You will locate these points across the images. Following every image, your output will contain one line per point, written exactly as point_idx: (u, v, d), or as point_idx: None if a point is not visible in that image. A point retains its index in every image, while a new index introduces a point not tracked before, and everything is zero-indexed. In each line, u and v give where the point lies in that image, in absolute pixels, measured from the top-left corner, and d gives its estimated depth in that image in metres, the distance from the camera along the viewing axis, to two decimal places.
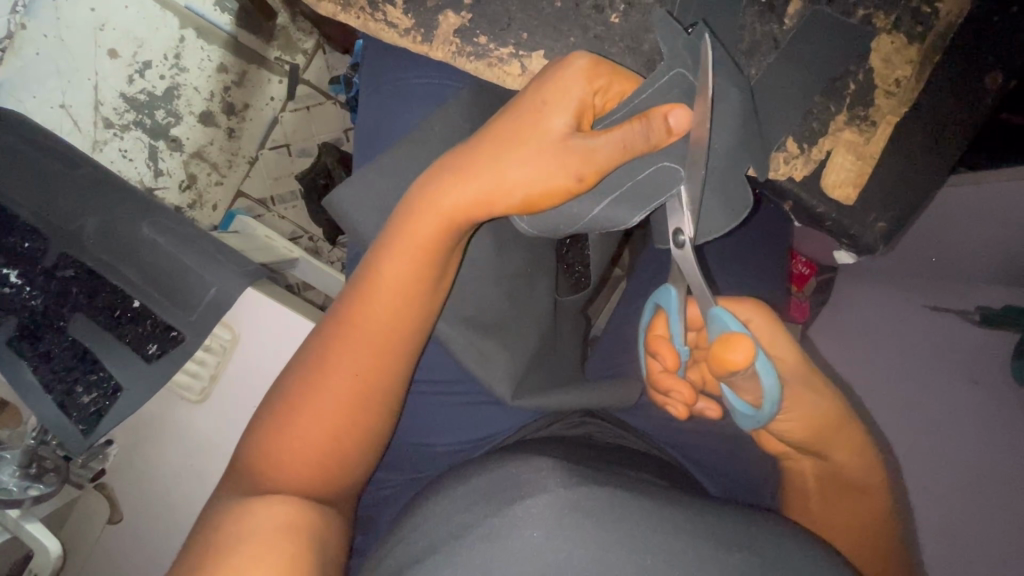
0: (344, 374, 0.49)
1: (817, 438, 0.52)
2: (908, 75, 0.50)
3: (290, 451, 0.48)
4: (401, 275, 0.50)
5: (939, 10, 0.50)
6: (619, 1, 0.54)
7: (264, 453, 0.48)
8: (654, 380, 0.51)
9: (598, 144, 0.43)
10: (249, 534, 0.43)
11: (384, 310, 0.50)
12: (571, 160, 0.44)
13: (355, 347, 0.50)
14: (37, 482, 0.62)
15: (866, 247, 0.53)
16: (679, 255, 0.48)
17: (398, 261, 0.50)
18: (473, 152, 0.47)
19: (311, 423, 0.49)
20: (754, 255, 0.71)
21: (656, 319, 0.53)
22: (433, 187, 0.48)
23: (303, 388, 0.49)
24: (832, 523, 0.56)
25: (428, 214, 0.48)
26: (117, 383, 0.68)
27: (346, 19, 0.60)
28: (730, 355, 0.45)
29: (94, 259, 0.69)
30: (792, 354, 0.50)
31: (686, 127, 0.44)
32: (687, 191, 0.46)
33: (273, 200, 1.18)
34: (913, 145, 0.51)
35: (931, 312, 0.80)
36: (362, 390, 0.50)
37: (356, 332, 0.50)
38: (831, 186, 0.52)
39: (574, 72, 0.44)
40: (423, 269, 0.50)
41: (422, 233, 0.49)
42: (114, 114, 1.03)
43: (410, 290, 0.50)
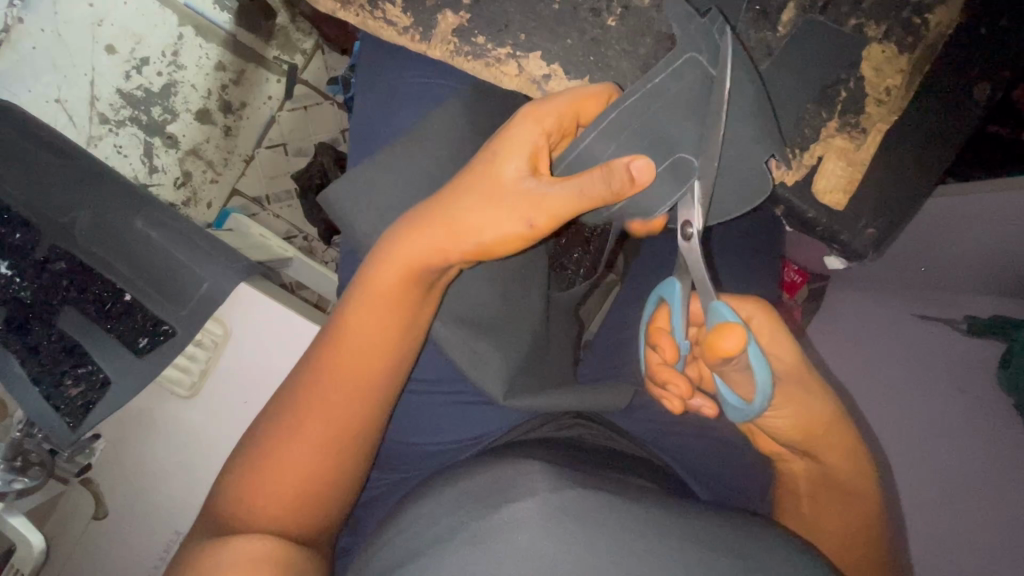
0: (307, 422, 0.48)
1: (811, 439, 0.53)
2: (899, 84, 0.51)
3: (264, 495, 0.47)
4: (365, 322, 0.49)
5: (929, 21, 0.51)
6: (616, 5, 0.55)
7: (242, 492, 0.47)
8: (653, 372, 0.52)
9: (554, 191, 0.44)
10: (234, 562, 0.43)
11: (348, 357, 0.49)
12: (525, 206, 0.44)
13: (317, 396, 0.48)
14: (22, 475, 0.61)
15: (856, 253, 0.54)
16: (684, 247, 0.48)
17: (358, 311, 0.49)
18: (432, 204, 0.48)
19: (278, 472, 0.47)
20: (748, 259, 0.71)
21: (660, 311, 0.54)
22: (394, 240, 0.49)
23: (273, 435, 0.48)
24: (819, 527, 0.56)
25: (386, 262, 0.48)
26: (106, 376, 0.68)
27: (345, 16, 0.61)
28: (721, 343, 0.46)
29: (86, 252, 0.68)
30: (791, 350, 0.52)
31: (647, 178, 0.45)
32: (699, 186, 0.47)
33: (268, 199, 1.18)
34: (901, 154, 0.52)
35: (919, 320, 0.81)
36: (325, 438, 0.48)
37: (320, 377, 0.49)
38: (821, 191, 0.52)
39: (526, 120, 0.46)
40: (388, 316, 0.49)
41: (383, 280, 0.48)
42: (110, 110, 1.03)
43: (375, 336, 0.49)
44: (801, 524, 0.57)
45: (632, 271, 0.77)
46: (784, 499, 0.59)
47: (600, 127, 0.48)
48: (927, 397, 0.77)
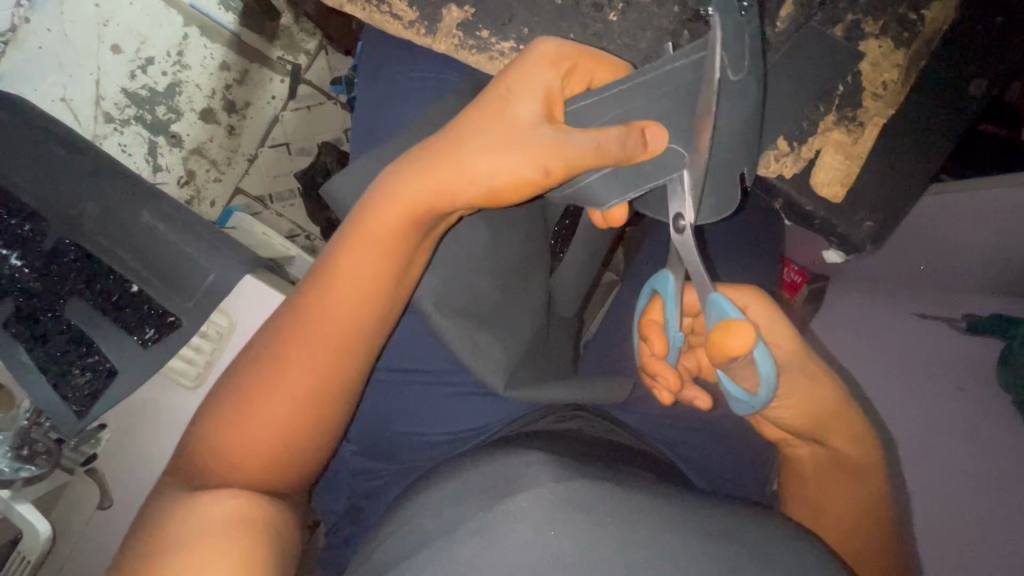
0: (301, 367, 0.48)
1: (814, 426, 0.54)
2: (895, 78, 0.52)
3: (251, 437, 0.47)
4: (362, 269, 0.48)
5: (925, 17, 0.52)
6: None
7: (223, 440, 0.48)
8: (644, 364, 0.53)
9: (571, 139, 0.43)
10: (200, 533, 0.43)
11: (341, 301, 0.48)
12: (539, 151, 0.43)
13: (309, 341, 0.48)
14: (28, 464, 0.63)
15: (853, 246, 0.55)
16: (677, 240, 0.49)
17: (355, 254, 0.48)
18: (441, 141, 0.46)
19: (267, 416, 0.47)
20: (748, 254, 0.72)
21: (653, 304, 0.53)
22: (398, 178, 0.47)
23: (260, 380, 0.48)
24: (825, 513, 0.57)
25: (387, 205, 0.47)
26: (112, 366, 0.69)
27: (352, 10, 0.63)
28: (729, 340, 0.46)
29: (94, 244, 0.70)
30: (792, 340, 0.52)
31: (660, 147, 0.46)
32: (688, 177, 0.47)
33: (271, 198, 1.19)
34: (899, 147, 0.53)
35: (919, 319, 0.81)
36: (313, 386, 0.48)
37: (313, 322, 0.48)
38: (819, 184, 0.53)
39: (541, 60, 0.45)
40: (381, 264, 0.49)
41: (382, 225, 0.47)
42: (115, 109, 1.04)
43: (369, 284, 0.49)
44: (806, 509, 0.58)
45: (632, 267, 0.77)
46: (792, 495, 0.59)
47: (605, 94, 0.47)
48: (928, 394, 0.78)
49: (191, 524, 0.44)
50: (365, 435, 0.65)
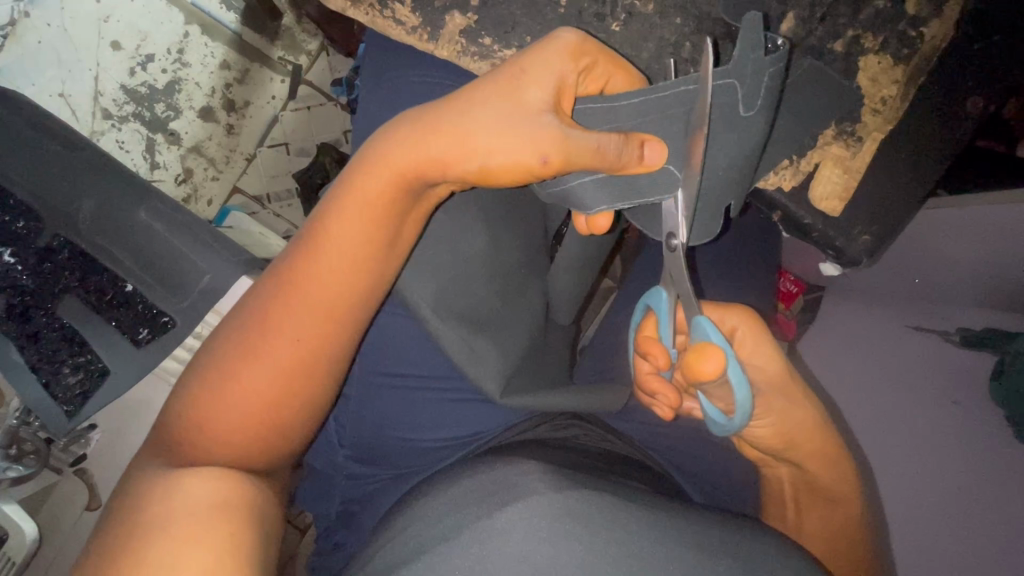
0: (287, 336, 0.48)
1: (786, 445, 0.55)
2: (894, 94, 0.52)
3: (233, 407, 0.47)
4: (349, 238, 0.48)
5: (924, 34, 0.52)
6: (620, 10, 0.56)
7: (202, 411, 0.48)
8: (642, 381, 0.53)
9: (572, 135, 0.42)
10: (180, 511, 0.42)
11: (328, 271, 0.48)
12: (540, 138, 0.42)
13: (294, 309, 0.48)
14: (16, 463, 0.64)
15: (850, 259, 0.55)
16: (669, 256, 0.49)
17: (342, 222, 0.48)
18: (437, 110, 0.45)
19: (249, 386, 0.47)
20: (744, 265, 0.72)
21: (647, 320, 0.55)
22: (388, 142, 0.46)
23: (244, 347, 0.48)
24: (803, 527, 0.59)
25: (376, 173, 0.46)
26: (104, 365, 0.68)
27: (354, 14, 0.63)
28: (703, 366, 0.46)
29: (88, 242, 0.69)
30: (774, 360, 0.54)
31: (658, 163, 0.46)
32: (682, 197, 0.47)
33: (269, 197, 1.18)
34: (897, 164, 0.53)
35: (912, 331, 0.82)
36: (297, 356, 0.48)
37: (298, 291, 0.48)
38: (818, 198, 0.54)
39: (559, 45, 0.44)
40: (367, 234, 0.48)
41: (369, 192, 0.47)
42: (114, 106, 1.04)
43: (355, 254, 0.49)
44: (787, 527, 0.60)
45: (629, 275, 0.77)
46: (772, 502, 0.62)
47: (617, 103, 0.47)
48: (923, 409, 0.78)
49: (176, 500, 0.43)
50: (359, 442, 0.63)
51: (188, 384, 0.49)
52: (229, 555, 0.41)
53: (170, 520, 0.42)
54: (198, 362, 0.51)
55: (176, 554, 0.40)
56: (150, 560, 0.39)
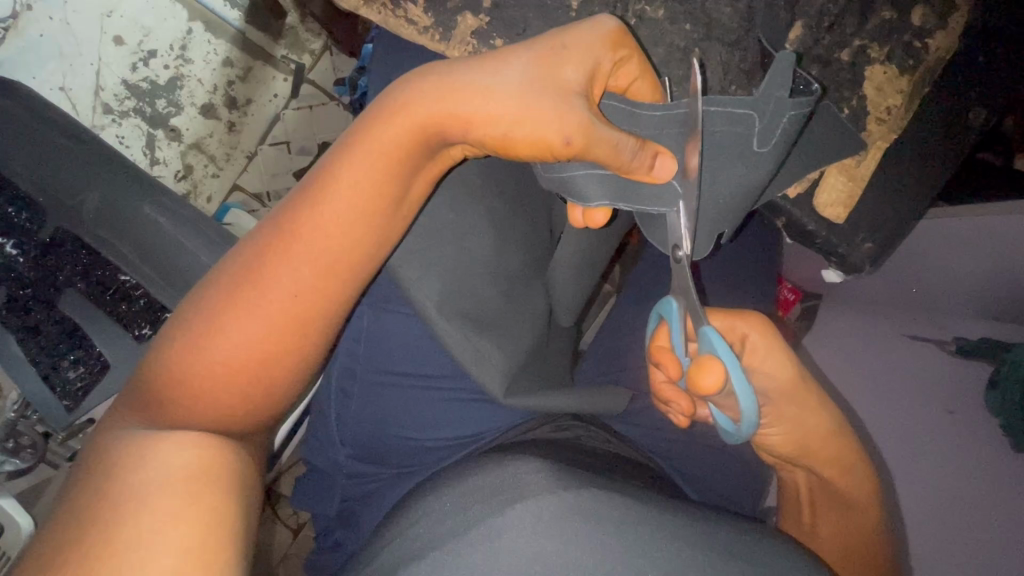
0: (284, 289, 0.45)
1: (803, 445, 0.56)
2: (899, 103, 0.53)
3: (219, 363, 0.44)
4: (358, 190, 0.45)
5: (929, 45, 0.52)
6: (631, 15, 0.56)
7: (184, 366, 0.44)
8: (656, 389, 0.54)
9: (597, 125, 0.43)
10: (158, 483, 0.39)
11: (333, 219, 0.45)
12: (569, 117, 0.42)
13: (294, 261, 0.45)
14: (13, 457, 0.65)
15: (853, 266, 0.56)
16: (675, 267, 0.49)
17: (355, 166, 0.45)
18: (467, 65, 0.44)
19: (239, 340, 0.44)
20: (745, 271, 0.73)
21: (660, 329, 0.54)
22: (411, 90, 0.44)
23: (235, 298, 0.44)
24: (817, 532, 0.59)
25: (400, 121, 0.44)
26: (105, 360, 0.68)
27: (367, 13, 0.63)
28: (702, 379, 0.47)
29: (92, 235, 0.69)
30: (785, 368, 0.54)
31: (664, 178, 0.47)
32: (686, 210, 0.47)
33: (268, 196, 1.15)
34: (901, 173, 0.54)
35: (909, 340, 0.82)
36: (293, 313, 0.45)
37: (299, 240, 0.45)
38: (822, 205, 0.54)
39: (601, 30, 0.44)
40: (378, 183, 0.46)
41: (386, 143, 0.45)
42: (115, 100, 1.07)
43: (362, 208, 0.46)
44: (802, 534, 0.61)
45: (630, 280, 0.78)
46: (789, 507, 0.62)
47: (639, 109, 0.47)
48: (919, 416, 0.79)
49: (147, 471, 0.39)
50: (362, 441, 0.64)
51: (166, 340, 0.46)
52: (213, 526, 0.38)
53: (142, 495, 0.38)
54: (176, 317, 0.47)
55: (160, 528, 0.37)
56: (129, 533, 0.37)
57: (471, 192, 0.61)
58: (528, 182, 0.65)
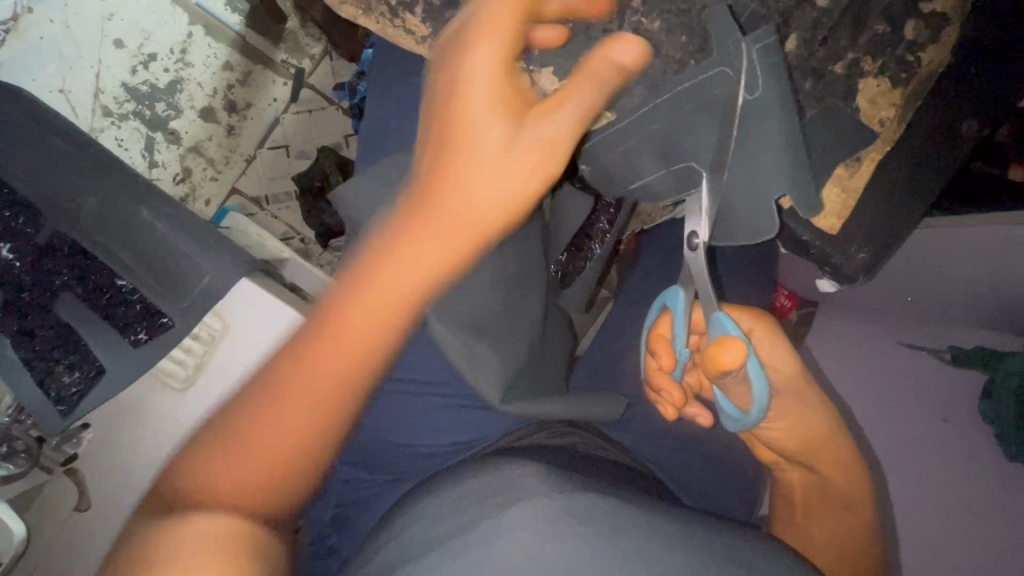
0: (306, 403, 0.42)
1: (803, 445, 0.56)
2: (891, 117, 0.53)
3: (238, 471, 0.43)
4: (387, 294, 0.42)
5: (921, 59, 0.53)
6: (627, 26, 0.54)
7: (204, 471, 0.44)
8: (650, 377, 0.54)
9: (561, 106, 0.43)
10: (184, 551, 0.41)
11: (362, 330, 0.42)
12: (535, 159, 0.43)
13: (319, 372, 0.42)
14: (6, 463, 0.64)
15: (848, 276, 0.56)
16: (691, 257, 0.51)
17: (395, 269, 0.42)
18: (456, 147, 0.43)
19: (258, 450, 0.42)
20: (742, 279, 0.73)
21: (661, 319, 0.55)
22: (430, 195, 0.43)
23: (256, 411, 0.43)
24: (813, 537, 0.58)
25: (422, 231, 0.42)
26: (101, 364, 0.68)
27: (364, 22, 0.61)
28: (722, 356, 0.47)
29: (88, 239, 0.69)
30: (789, 364, 0.56)
31: (637, 58, 0.46)
32: (709, 187, 0.50)
33: (268, 200, 1.16)
34: (895, 183, 0.54)
35: (906, 350, 0.82)
36: (318, 424, 0.43)
37: (325, 350, 0.42)
38: (818, 215, 0.54)
39: (477, 21, 0.43)
40: (397, 294, 0.42)
41: (422, 249, 0.43)
42: (114, 103, 1.08)
43: (395, 307, 0.42)
44: (795, 537, 0.60)
45: (627, 287, 0.78)
46: (783, 510, 0.62)
47: (662, 98, 0.52)
48: (914, 424, 0.79)
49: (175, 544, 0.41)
50: (359, 446, 0.64)
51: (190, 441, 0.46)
52: None
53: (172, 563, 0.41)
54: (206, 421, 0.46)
55: None
56: None
57: None
58: None
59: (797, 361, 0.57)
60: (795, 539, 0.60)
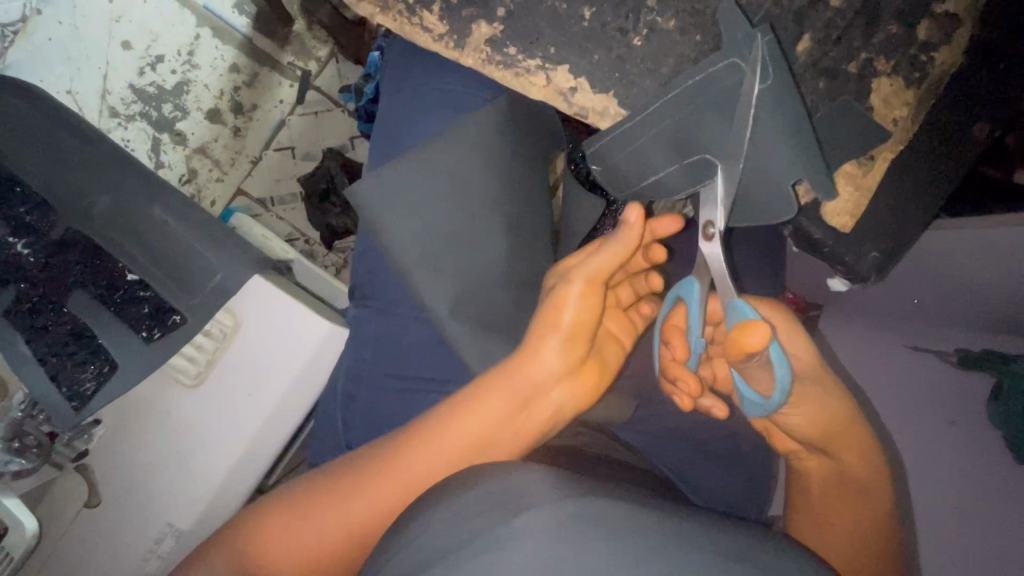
0: (367, 499, 0.51)
1: (826, 439, 0.57)
2: (904, 116, 0.53)
3: (288, 540, 0.52)
4: (475, 424, 0.51)
5: (935, 59, 0.53)
6: (642, 25, 0.55)
7: (267, 529, 0.53)
8: (665, 368, 0.54)
9: (597, 258, 0.51)
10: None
11: (444, 451, 0.51)
12: (562, 352, 0.51)
13: (398, 475, 0.51)
14: (18, 457, 0.65)
15: (860, 275, 0.57)
16: (706, 248, 0.52)
17: (464, 431, 0.51)
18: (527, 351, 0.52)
19: (314, 525, 0.52)
20: (753, 279, 0.73)
21: (676, 310, 0.55)
22: (480, 417, 0.51)
23: (338, 488, 0.53)
24: (832, 525, 0.60)
25: (453, 442, 0.51)
26: (113, 360, 0.68)
27: (383, 20, 0.61)
28: (747, 339, 0.46)
29: (101, 236, 0.69)
30: (806, 348, 0.54)
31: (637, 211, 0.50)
32: (723, 181, 0.51)
33: (273, 201, 1.16)
34: (907, 181, 0.55)
35: (910, 351, 0.82)
36: (366, 518, 0.51)
37: (409, 460, 0.52)
38: (830, 214, 0.55)
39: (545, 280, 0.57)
40: (459, 461, 0.51)
41: (508, 388, 0.51)
42: (120, 104, 1.08)
43: (472, 434, 0.51)
44: (811, 527, 0.61)
45: None
46: (797, 501, 0.63)
47: (674, 88, 0.53)
48: (923, 423, 0.79)
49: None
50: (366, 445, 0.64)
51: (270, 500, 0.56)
52: None
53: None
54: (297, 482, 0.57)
55: None
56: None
57: (480, 195, 0.60)
58: (537, 189, 0.64)
59: (815, 349, 0.55)
60: (814, 531, 0.61)
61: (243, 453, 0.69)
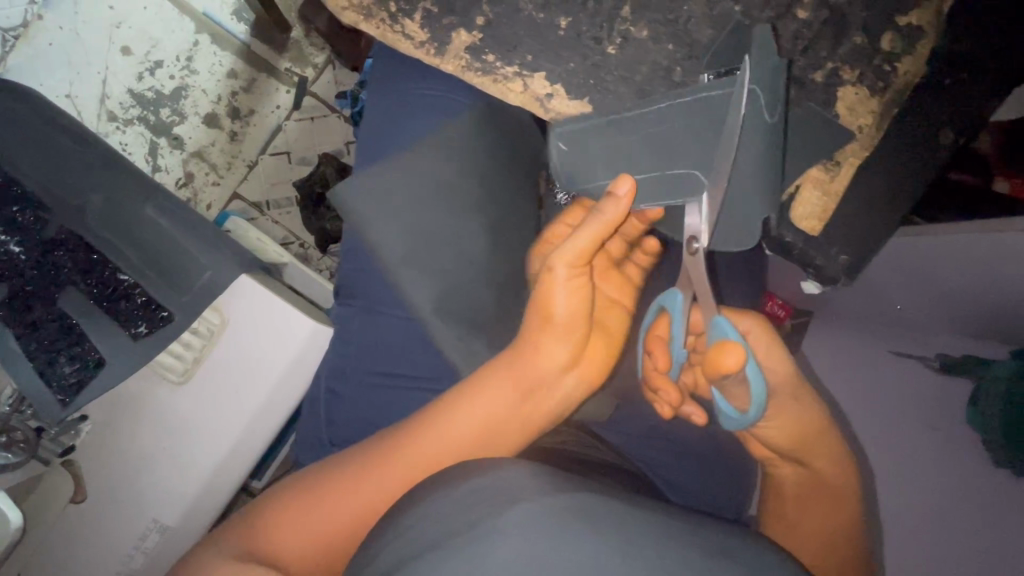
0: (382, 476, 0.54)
1: (797, 445, 0.58)
2: (870, 123, 0.56)
3: (299, 523, 0.53)
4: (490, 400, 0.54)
5: (897, 69, 0.56)
6: (616, 34, 0.58)
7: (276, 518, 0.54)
8: (647, 377, 0.55)
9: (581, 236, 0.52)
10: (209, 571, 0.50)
11: (459, 427, 0.54)
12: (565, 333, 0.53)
13: (410, 453, 0.54)
14: (5, 451, 0.65)
15: (830, 277, 0.58)
16: (689, 260, 0.51)
17: (474, 407, 0.54)
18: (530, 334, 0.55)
19: (328, 507, 0.53)
20: (732, 283, 0.75)
21: (660, 320, 0.56)
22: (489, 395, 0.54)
23: (347, 471, 0.55)
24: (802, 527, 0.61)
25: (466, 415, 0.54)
26: (101, 357, 0.69)
27: (367, 28, 0.63)
28: (722, 359, 0.47)
29: (94, 235, 0.71)
30: (787, 365, 0.56)
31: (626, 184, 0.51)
32: (708, 200, 0.49)
33: (268, 204, 1.18)
34: (874, 186, 0.56)
35: (889, 355, 0.84)
36: (381, 495, 0.53)
37: (423, 430, 0.55)
38: (798, 218, 0.56)
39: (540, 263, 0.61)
40: (474, 437, 0.54)
41: (520, 365, 0.54)
42: (119, 108, 1.10)
43: (487, 412, 0.54)
44: (781, 527, 0.62)
45: None
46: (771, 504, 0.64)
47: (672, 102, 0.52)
48: (901, 425, 0.80)
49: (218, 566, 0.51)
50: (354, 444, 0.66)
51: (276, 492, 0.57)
52: None
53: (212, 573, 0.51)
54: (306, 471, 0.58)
55: None
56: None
57: (464, 198, 0.62)
58: (519, 193, 0.65)
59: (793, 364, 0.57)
60: (787, 534, 0.61)
61: (231, 448, 0.70)
